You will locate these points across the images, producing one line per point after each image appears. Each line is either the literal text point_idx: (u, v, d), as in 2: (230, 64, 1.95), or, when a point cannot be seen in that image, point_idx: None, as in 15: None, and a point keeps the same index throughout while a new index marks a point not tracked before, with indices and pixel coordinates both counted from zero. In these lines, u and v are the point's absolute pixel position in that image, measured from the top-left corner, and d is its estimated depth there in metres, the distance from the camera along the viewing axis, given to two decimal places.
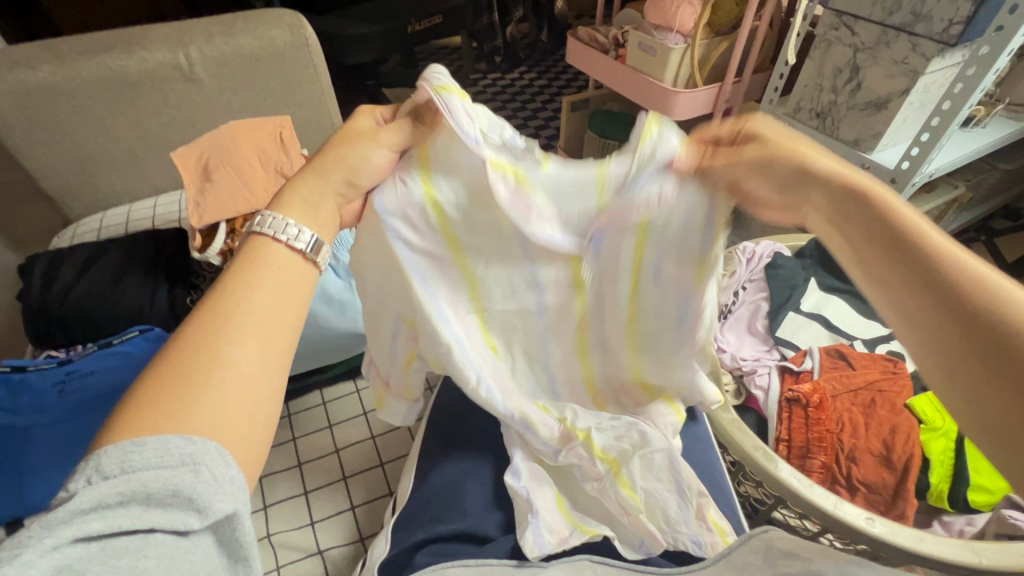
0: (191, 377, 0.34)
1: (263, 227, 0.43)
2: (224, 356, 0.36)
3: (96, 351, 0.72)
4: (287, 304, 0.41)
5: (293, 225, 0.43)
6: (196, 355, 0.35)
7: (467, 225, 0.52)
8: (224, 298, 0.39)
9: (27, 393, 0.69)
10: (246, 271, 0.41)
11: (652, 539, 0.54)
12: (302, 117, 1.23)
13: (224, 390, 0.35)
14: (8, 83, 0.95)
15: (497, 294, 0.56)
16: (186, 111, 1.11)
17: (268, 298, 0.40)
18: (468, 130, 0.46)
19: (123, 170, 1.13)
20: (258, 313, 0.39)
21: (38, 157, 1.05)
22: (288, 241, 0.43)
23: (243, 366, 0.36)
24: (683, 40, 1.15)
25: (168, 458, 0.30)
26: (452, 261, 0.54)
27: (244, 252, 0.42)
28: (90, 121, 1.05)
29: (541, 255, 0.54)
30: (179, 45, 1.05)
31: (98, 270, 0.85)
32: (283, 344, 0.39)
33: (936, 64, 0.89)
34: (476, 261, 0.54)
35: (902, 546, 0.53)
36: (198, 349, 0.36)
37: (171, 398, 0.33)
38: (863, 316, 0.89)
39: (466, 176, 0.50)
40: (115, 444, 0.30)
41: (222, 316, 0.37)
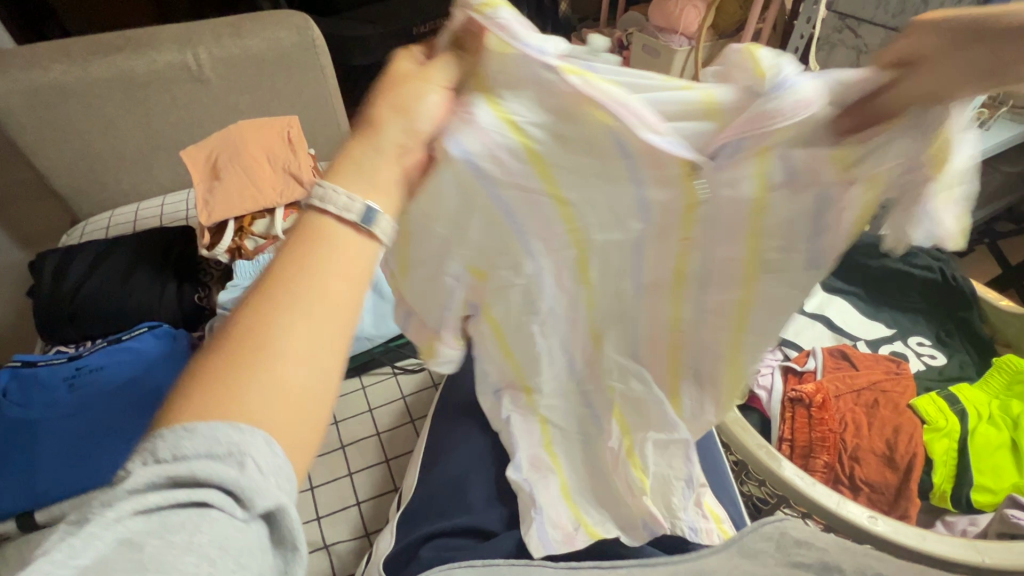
0: (238, 363, 0.28)
1: (316, 200, 0.32)
2: (272, 343, 0.29)
3: (106, 347, 0.75)
4: (344, 282, 0.31)
5: (343, 194, 0.32)
6: (244, 337, 0.29)
7: (558, 144, 0.38)
8: (279, 268, 0.31)
9: (37, 387, 0.70)
10: (299, 248, 0.31)
11: (652, 519, 0.53)
12: (309, 117, 1.24)
13: (285, 383, 0.28)
14: (20, 82, 0.97)
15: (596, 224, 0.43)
16: (194, 111, 1.13)
17: (323, 269, 0.31)
18: (532, 40, 0.35)
19: (132, 169, 1.15)
20: (312, 288, 0.30)
21: (48, 156, 1.06)
22: (338, 213, 0.32)
23: (292, 355, 0.29)
24: (687, 43, 1.16)
25: (216, 447, 0.25)
26: (539, 190, 0.40)
27: (298, 229, 0.32)
28: (100, 120, 1.06)
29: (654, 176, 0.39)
30: (187, 46, 1.06)
31: (108, 267, 0.87)
32: (340, 327, 0.31)
33: None
34: (567, 186, 0.40)
35: (905, 544, 0.53)
36: (245, 331, 0.29)
37: (210, 392, 0.27)
38: (866, 317, 0.90)
39: (543, 89, 0.37)
40: (171, 427, 0.26)
41: (270, 289, 0.30)
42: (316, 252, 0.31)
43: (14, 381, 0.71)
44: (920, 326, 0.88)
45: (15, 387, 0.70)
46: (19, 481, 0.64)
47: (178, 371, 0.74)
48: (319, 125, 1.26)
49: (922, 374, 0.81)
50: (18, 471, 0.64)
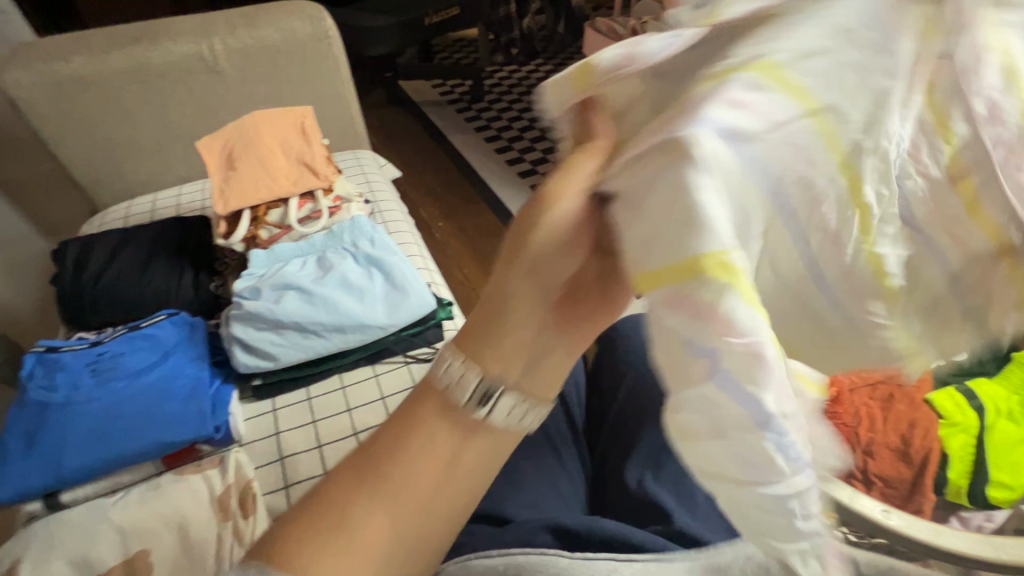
0: (354, 498, 0.39)
1: (441, 369, 0.40)
2: (381, 489, 0.39)
3: (125, 334, 0.77)
4: (443, 460, 0.40)
5: (462, 369, 0.39)
6: (362, 480, 0.40)
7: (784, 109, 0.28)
8: (401, 431, 0.40)
9: (60, 371, 0.72)
10: (418, 417, 0.41)
11: None
12: (322, 108, 1.24)
13: (378, 525, 0.39)
14: (42, 74, 0.99)
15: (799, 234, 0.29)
16: (210, 102, 1.14)
17: (428, 447, 0.40)
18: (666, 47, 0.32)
19: (149, 160, 1.16)
20: (419, 460, 0.39)
21: (69, 147, 1.08)
22: (453, 385, 0.39)
23: (392, 506, 0.39)
24: None
25: (321, 561, 0.37)
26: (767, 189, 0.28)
27: (419, 391, 0.42)
28: (118, 111, 1.08)
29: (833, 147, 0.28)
30: (203, 37, 1.07)
31: (128, 256, 0.88)
32: (433, 497, 0.40)
33: None
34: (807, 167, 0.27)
35: (917, 538, 0.53)
36: (366, 476, 0.40)
37: (332, 516, 0.39)
38: None
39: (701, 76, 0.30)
40: (300, 530, 0.39)
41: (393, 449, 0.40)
42: (427, 426, 0.40)
43: (39, 366, 0.73)
44: None
45: (40, 371, 0.73)
46: (44, 462, 0.65)
47: (196, 357, 0.76)
48: (332, 116, 1.27)
49: None
50: (42, 453, 0.65)
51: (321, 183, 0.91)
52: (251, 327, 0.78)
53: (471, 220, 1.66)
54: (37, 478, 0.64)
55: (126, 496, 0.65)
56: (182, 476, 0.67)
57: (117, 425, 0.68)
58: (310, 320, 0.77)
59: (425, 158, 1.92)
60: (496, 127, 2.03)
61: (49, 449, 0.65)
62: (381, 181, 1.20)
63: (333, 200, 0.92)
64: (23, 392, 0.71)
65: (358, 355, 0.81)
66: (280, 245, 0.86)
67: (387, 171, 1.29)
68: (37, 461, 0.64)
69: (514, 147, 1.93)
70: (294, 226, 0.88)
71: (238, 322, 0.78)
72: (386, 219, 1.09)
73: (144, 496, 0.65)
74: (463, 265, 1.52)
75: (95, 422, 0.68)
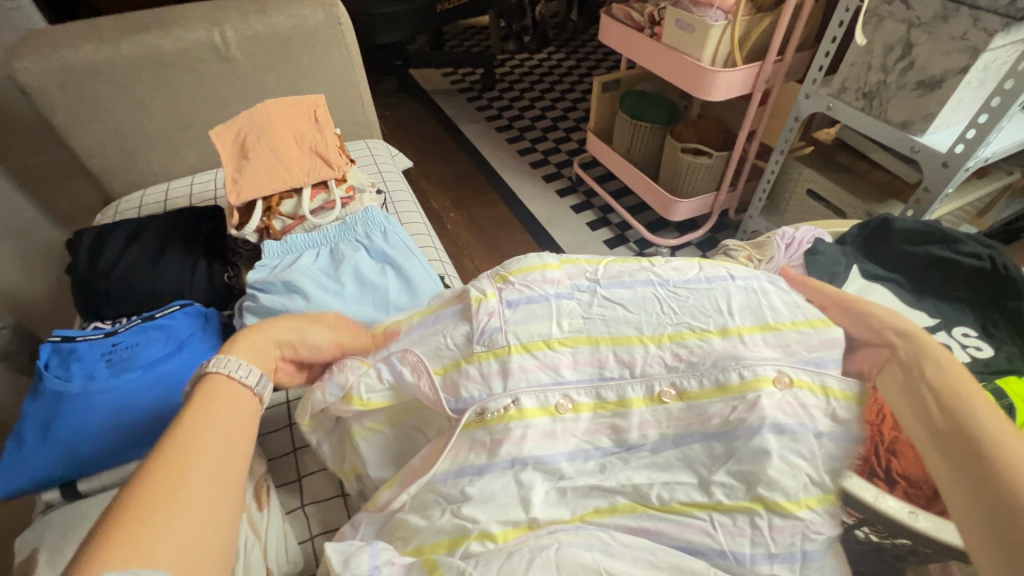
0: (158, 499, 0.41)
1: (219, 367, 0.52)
2: (186, 484, 0.42)
3: (139, 324, 0.77)
4: (232, 443, 0.48)
5: (245, 366, 0.53)
6: (169, 483, 0.42)
7: (579, 498, 0.52)
8: (182, 442, 0.45)
9: (76, 361, 0.72)
10: (205, 409, 0.48)
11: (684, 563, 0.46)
12: (334, 96, 1.23)
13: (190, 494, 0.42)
14: (54, 62, 0.98)
15: (538, 500, 0.51)
16: (221, 91, 1.13)
17: (213, 438, 0.47)
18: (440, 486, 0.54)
19: (162, 150, 1.16)
20: (213, 444, 0.46)
21: (81, 135, 1.08)
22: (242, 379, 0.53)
23: (197, 492, 0.43)
24: (723, 17, 1.10)
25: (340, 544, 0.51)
26: (582, 493, 0.52)
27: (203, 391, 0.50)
28: (132, 99, 1.07)
29: (597, 518, 0.52)
30: (214, 24, 1.05)
31: (142, 248, 0.88)
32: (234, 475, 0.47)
33: (998, 40, 0.85)
34: (564, 513, 0.52)
35: (947, 541, 0.54)
36: (165, 480, 0.42)
37: (169, 478, 0.42)
38: (907, 306, 0.87)
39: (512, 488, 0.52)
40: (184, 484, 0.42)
41: (182, 456, 0.44)
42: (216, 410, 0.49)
43: (55, 356, 0.73)
44: (965, 317, 0.85)
45: (55, 361, 0.73)
46: (61, 449, 0.64)
47: (211, 347, 0.77)
48: (343, 105, 1.26)
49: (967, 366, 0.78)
50: (59, 440, 0.65)
51: (334, 172, 0.90)
52: (266, 320, 0.77)
53: (481, 210, 1.65)
54: (54, 466, 0.64)
55: None
56: None
57: (132, 415, 0.67)
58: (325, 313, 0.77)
59: (436, 148, 1.90)
60: (507, 117, 2.01)
61: (66, 437, 0.65)
62: (393, 171, 1.19)
63: (345, 190, 0.92)
64: (39, 380, 0.71)
65: None
66: (294, 236, 0.86)
67: (399, 160, 1.28)
68: (54, 449, 0.65)
69: (525, 137, 1.90)
70: (306, 216, 0.87)
71: (251, 314, 0.77)
72: (398, 210, 1.08)
73: None
74: (474, 255, 1.51)
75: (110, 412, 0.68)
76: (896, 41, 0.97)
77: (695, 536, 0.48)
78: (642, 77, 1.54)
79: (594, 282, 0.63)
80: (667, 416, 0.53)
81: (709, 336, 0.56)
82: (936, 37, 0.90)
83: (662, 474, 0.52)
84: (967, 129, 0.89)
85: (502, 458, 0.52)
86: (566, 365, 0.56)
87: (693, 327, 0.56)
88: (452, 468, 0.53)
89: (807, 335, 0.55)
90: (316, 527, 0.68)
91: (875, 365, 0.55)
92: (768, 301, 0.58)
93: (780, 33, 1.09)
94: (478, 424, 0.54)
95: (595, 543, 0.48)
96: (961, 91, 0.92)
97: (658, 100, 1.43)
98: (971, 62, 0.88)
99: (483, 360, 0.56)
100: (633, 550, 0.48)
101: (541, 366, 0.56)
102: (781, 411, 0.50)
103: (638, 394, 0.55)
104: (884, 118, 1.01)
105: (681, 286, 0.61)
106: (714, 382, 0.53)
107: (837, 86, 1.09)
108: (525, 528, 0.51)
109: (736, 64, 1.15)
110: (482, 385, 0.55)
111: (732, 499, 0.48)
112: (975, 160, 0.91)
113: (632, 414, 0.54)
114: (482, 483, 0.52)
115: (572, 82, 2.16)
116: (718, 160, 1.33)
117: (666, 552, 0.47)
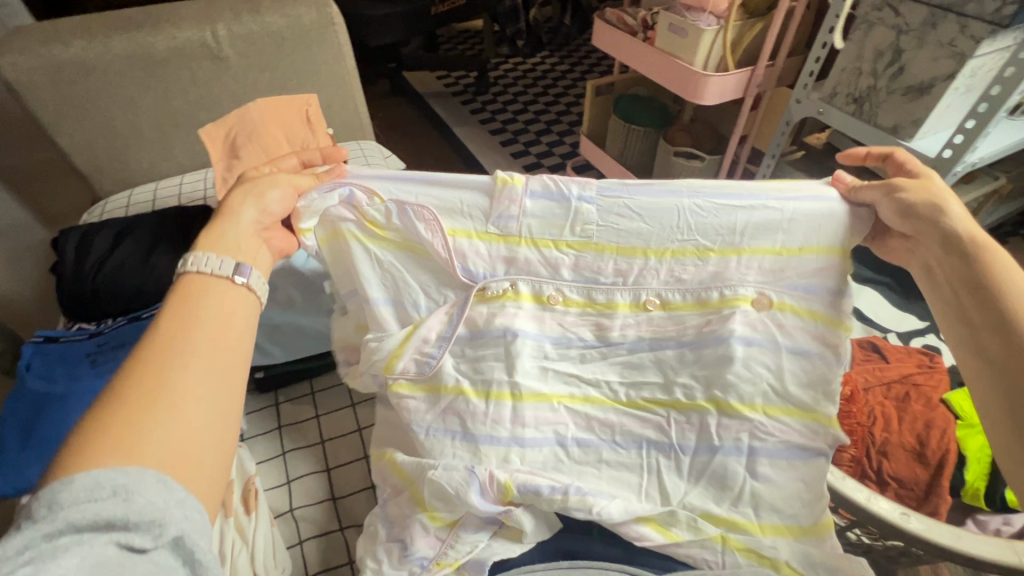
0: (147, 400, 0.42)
1: (197, 264, 0.52)
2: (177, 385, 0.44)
3: (126, 324, 0.75)
4: (223, 336, 0.49)
5: (216, 259, 0.53)
6: (158, 384, 0.43)
7: (559, 388, 0.65)
8: (171, 341, 0.46)
9: (61, 362, 0.71)
10: (192, 304, 0.49)
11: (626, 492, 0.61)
12: (328, 97, 1.23)
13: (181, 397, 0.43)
14: (41, 58, 0.96)
15: (527, 374, 0.64)
16: (212, 90, 1.11)
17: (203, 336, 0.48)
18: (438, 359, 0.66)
19: (152, 149, 1.14)
20: (203, 342, 0.47)
21: (68, 133, 1.06)
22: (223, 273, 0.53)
23: (186, 393, 0.44)
24: (716, 21, 1.11)
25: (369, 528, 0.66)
26: (552, 397, 0.64)
27: (187, 287, 0.51)
28: (121, 97, 1.05)
29: (557, 428, 0.64)
30: (206, 23, 1.05)
31: (131, 244, 0.86)
32: (227, 368, 0.48)
33: (986, 46, 0.87)
34: (550, 402, 0.64)
35: (937, 541, 0.56)
36: (154, 382, 0.43)
37: (158, 383, 0.43)
38: (897, 309, 0.90)
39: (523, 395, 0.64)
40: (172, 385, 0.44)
41: (168, 357, 0.45)
42: (202, 304, 0.50)
43: (38, 357, 0.72)
44: None
45: (38, 362, 0.71)
46: (42, 453, 0.63)
47: None
48: (337, 106, 1.25)
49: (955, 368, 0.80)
50: (42, 443, 0.64)
51: None
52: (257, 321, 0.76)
53: None
54: (35, 470, 0.63)
55: None
56: None
57: None
58: None
59: (430, 150, 1.90)
60: (501, 120, 2.01)
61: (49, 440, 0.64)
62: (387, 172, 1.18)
63: None
64: (21, 382, 0.70)
65: None
66: None
67: (393, 162, 1.28)
68: (36, 453, 0.63)
69: (519, 139, 1.91)
70: None
71: None
72: None
73: None
74: None
75: None
76: (885, 46, 0.98)
77: (656, 430, 0.63)
78: (636, 81, 1.55)
79: (623, 187, 0.64)
80: (646, 321, 0.65)
81: (710, 256, 0.64)
82: (925, 43, 0.92)
83: (632, 372, 0.65)
84: (955, 134, 0.90)
85: (497, 327, 0.65)
86: (566, 265, 0.65)
87: (696, 245, 0.64)
88: (472, 333, 0.66)
89: (809, 260, 0.63)
90: (305, 532, 0.67)
91: (906, 254, 0.60)
92: (786, 226, 0.62)
93: (771, 38, 1.10)
94: (481, 298, 0.66)
95: (559, 461, 0.63)
96: (949, 97, 0.93)
97: (650, 104, 1.44)
98: (958, 69, 0.89)
99: (494, 240, 0.65)
100: (581, 465, 0.63)
101: (543, 263, 0.65)
102: (745, 326, 0.62)
103: (627, 300, 0.65)
104: (874, 123, 1.02)
105: (708, 196, 0.62)
106: (695, 297, 0.64)
107: (827, 91, 1.10)
108: (504, 397, 0.63)
109: (729, 68, 1.16)
110: (488, 264, 0.66)
111: (690, 399, 0.63)
112: (963, 165, 0.93)
113: (616, 314, 0.65)
114: (479, 345, 0.66)
115: (566, 86, 2.17)
116: (710, 163, 1.34)
117: (614, 454, 0.63)
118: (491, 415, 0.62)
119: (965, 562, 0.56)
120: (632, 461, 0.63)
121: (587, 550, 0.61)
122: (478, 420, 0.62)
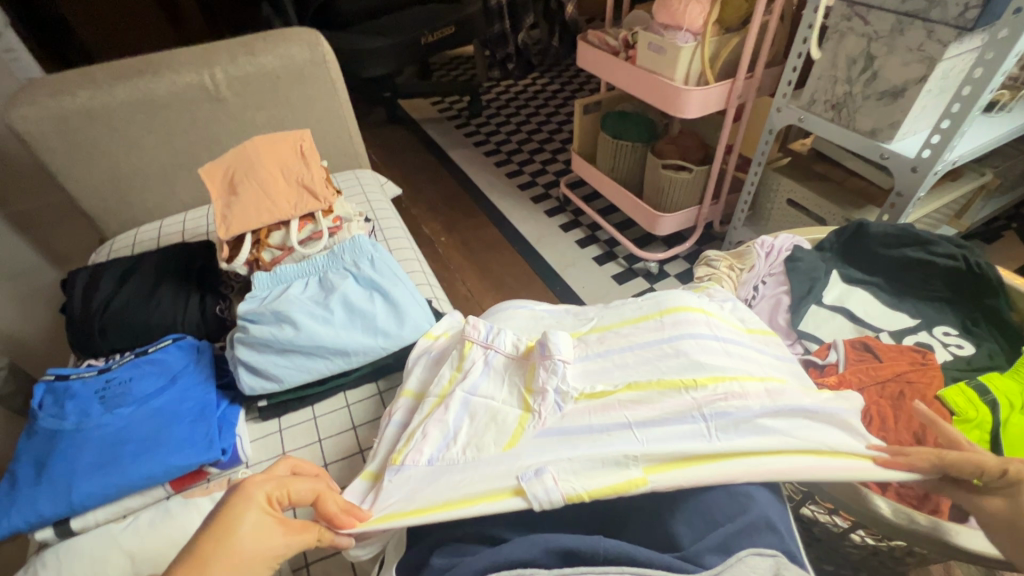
0: None
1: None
2: None
3: (132, 360, 0.78)
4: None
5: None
6: None
7: (582, 379, 0.67)
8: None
9: (70, 399, 0.73)
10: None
11: (570, 426, 0.61)
12: (323, 131, 1.27)
13: None
14: (48, 109, 1.01)
15: (502, 395, 0.67)
16: (212, 130, 1.16)
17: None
18: (472, 384, 0.68)
19: (154, 189, 1.19)
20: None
21: (75, 178, 1.11)
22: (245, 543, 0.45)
23: None
24: (693, 38, 1.15)
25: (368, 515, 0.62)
26: (531, 417, 0.63)
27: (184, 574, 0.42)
28: (124, 141, 1.10)
29: (515, 405, 0.65)
30: (204, 67, 1.10)
31: (136, 283, 0.90)
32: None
33: (954, 49, 0.89)
34: (535, 394, 0.65)
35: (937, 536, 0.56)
36: None
37: None
38: (887, 307, 0.90)
39: (528, 378, 0.67)
40: None
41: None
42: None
43: (49, 395, 0.74)
44: (946, 316, 0.88)
45: (49, 400, 0.74)
46: (54, 490, 0.65)
47: (204, 380, 0.79)
48: (332, 138, 1.30)
49: (949, 363, 0.81)
50: (55, 480, 0.66)
51: (321, 204, 0.93)
52: (257, 350, 0.79)
53: (471, 234, 1.67)
54: (48, 505, 0.64)
55: (137, 519, 0.65)
56: (191, 499, 0.68)
57: (129, 450, 0.68)
58: (315, 341, 0.79)
59: (426, 174, 1.95)
60: (495, 142, 2.05)
61: (61, 477, 0.66)
62: (381, 200, 1.21)
63: (333, 220, 0.95)
64: (34, 420, 0.73)
65: (362, 372, 0.85)
66: (284, 267, 0.88)
67: (388, 189, 1.31)
68: (48, 487, 0.65)
69: (514, 160, 1.95)
70: (294, 247, 0.91)
71: (243, 345, 0.80)
72: (387, 236, 1.10)
73: (154, 520, 0.65)
74: (466, 278, 1.53)
75: (107, 449, 0.69)
76: (858, 54, 1.00)
77: (651, 402, 0.61)
78: (622, 98, 1.59)
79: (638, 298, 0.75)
80: (646, 402, 0.61)
81: (682, 310, 0.69)
82: (895, 49, 0.94)
83: (593, 376, 0.67)
84: (932, 135, 0.92)
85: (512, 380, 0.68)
86: (594, 343, 0.71)
87: (661, 303, 0.72)
88: (511, 383, 0.68)
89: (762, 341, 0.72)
90: (311, 554, 0.68)
91: None
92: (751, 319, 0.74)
93: (748, 51, 1.14)
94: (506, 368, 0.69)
95: (502, 415, 0.65)
96: (923, 99, 0.95)
97: (637, 120, 1.48)
98: (930, 72, 0.92)
99: (533, 377, 0.66)
100: (562, 430, 0.61)
101: (599, 371, 0.67)
102: (697, 323, 0.68)
103: (626, 345, 0.69)
104: (854, 127, 1.05)
105: (702, 339, 0.65)
106: (669, 370, 0.63)
107: (806, 99, 1.12)
108: (493, 371, 0.69)
109: (709, 82, 1.19)
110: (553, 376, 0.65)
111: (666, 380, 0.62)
112: (942, 164, 0.94)
113: (623, 362, 0.67)
114: (497, 367, 0.69)
115: (556, 106, 2.22)
116: (698, 174, 1.36)
117: (589, 431, 0.60)
118: (505, 418, 0.64)
119: (970, 558, 0.57)
120: (604, 443, 0.58)
121: (588, 546, 0.51)
122: (501, 423, 0.64)
